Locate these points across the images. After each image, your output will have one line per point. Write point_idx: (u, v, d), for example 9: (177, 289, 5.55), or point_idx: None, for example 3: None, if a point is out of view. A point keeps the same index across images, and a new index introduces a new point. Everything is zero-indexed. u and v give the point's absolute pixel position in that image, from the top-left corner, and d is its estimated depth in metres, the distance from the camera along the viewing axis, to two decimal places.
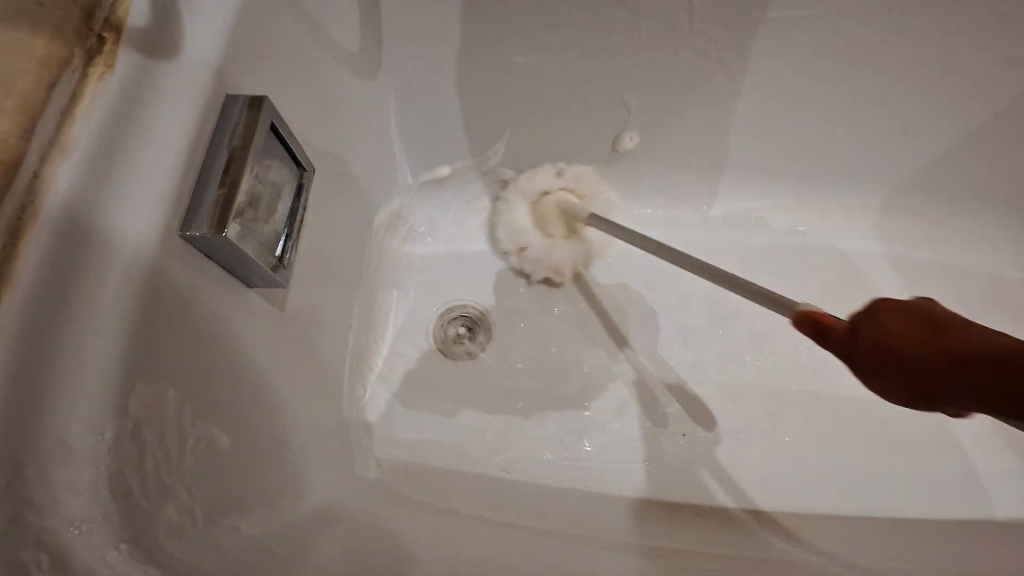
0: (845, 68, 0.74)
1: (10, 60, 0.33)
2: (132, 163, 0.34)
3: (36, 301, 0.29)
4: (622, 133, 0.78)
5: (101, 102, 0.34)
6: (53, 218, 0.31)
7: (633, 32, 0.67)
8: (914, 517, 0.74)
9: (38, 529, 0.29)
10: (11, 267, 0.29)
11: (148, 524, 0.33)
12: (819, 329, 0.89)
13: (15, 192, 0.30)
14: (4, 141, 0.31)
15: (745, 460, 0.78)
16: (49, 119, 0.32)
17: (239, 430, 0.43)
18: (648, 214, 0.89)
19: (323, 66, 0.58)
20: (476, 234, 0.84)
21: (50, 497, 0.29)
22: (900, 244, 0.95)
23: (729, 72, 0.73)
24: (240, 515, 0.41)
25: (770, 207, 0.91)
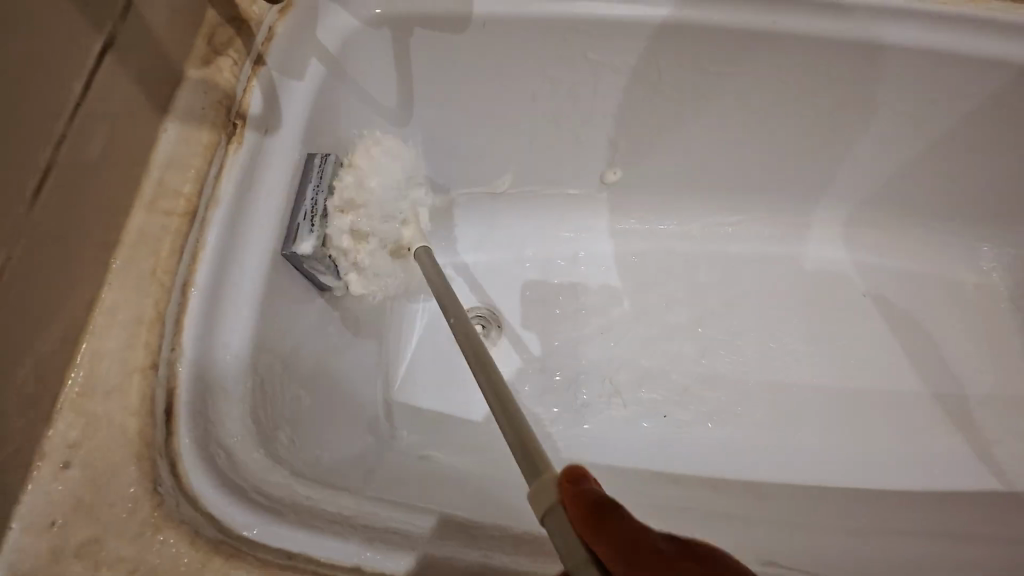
0: (794, 109, 0.88)
1: (184, 145, 0.48)
2: (258, 206, 0.49)
3: (208, 298, 0.44)
4: (608, 169, 0.95)
5: (239, 167, 0.49)
6: (216, 244, 0.46)
7: (615, 85, 0.83)
8: (848, 488, 0.91)
9: (217, 436, 0.41)
10: (194, 276, 0.44)
11: (274, 442, 0.46)
12: (787, 327, 1.03)
13: (195, 230, 0.45)
14: (188, 199, 0.46)
15: (716, 438, 0.94)
16: (210, 181, 0.47)
17: (319, 394, 0.59)
18: (636, 228, 1.04)
19: (368, 118, 0.75)
20: (491, 249, 1.00)
21: (220, 417, 0.42)
22: (862, 251, 1.08)
23: (698, 112, 0.88)
24: (325, 453, 0.54)
25: (743, 222, 1.05)
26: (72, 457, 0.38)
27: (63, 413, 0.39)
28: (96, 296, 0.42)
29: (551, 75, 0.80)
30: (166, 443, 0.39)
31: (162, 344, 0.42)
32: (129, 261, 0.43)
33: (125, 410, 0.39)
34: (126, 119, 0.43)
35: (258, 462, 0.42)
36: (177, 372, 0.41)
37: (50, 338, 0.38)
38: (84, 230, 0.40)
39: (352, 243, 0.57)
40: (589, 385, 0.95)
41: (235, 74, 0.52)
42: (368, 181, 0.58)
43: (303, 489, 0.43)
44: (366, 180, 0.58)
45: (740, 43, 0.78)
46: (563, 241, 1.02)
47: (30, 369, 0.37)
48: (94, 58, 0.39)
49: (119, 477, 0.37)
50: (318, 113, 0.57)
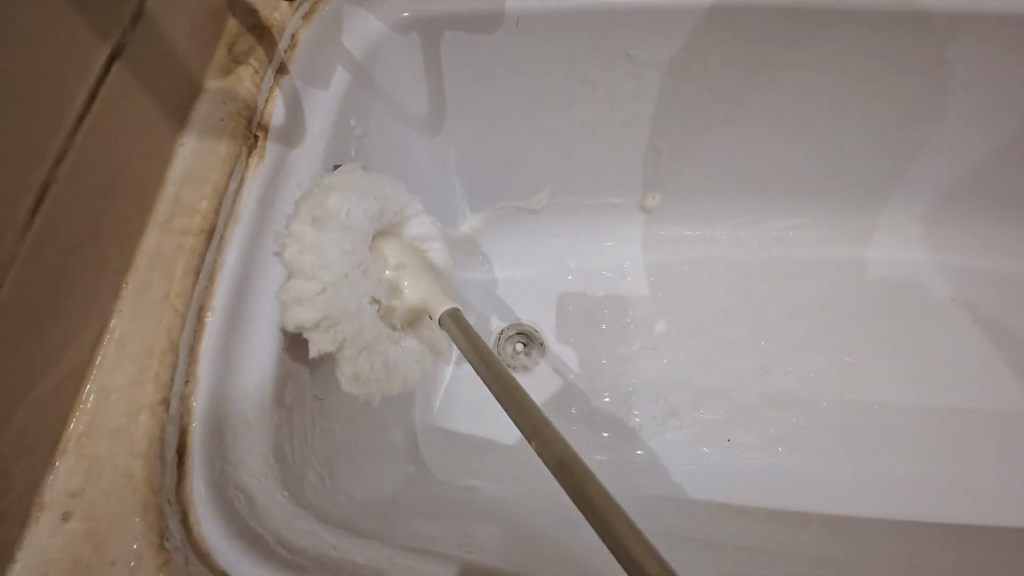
0: (863, 94, 0.79)
1: (202, 159, 0.45)
2: (280, 223, 0.45)
3: (223, 326, 0.40)
4: (646, 195, 0.91)
5: (259, 181, 0.45)
6: (234, 268, 0.42)
7: (660, 84, 0.77)
8: (945, 523, 0.80)
9: (234, 479, 0.37)
10: (210, 302, 0.40)
11: (299, 482, 0.42)
12: (862, 341, 0.92)
13: (212, 250, 0.42)
14: (206, 216, 0.43)
15: (786, 466, 0.84)
16: (229, 198, 0.44)
17: (355, 423, 0.54)
18: (685, 236, 0.95)
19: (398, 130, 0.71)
20: (529, 262, 0.94)
21: (238, 457, 0.38)
22: (945, 253, 0.96)
23: (752, 106, 0.80)
24: (355, 489, 0.50)
25: (803, 225, 0.95)
26: (73, 507, 0.34)
27: (66, 457, 0.35)
28: (106, 326, 0.38)
29: (587, 75, 0.75)
30: (176, 489, 0.35)
31: (173, 375, 0.38)
32: (141, 287, 0.40)
33: (132, 453, 0.35)
34: (138, 135, 0.40)
35: (282, 507, 0.38)
36: (193, 408, 0.38)
37: (53, 374, 0.35)
38: (92, 254, 0.37)
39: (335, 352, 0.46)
40: (641, 406, 0.87)
41: (256, 84, 0.48)
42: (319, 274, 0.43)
43: (331, 538, 0.39)
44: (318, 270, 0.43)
45: (800, 27, 0.71)
46: (607, 253, 0.95)
47: (30, 412, 0.33)
48: (100, 68, 0.36)
49: (123, 530, 0.33)
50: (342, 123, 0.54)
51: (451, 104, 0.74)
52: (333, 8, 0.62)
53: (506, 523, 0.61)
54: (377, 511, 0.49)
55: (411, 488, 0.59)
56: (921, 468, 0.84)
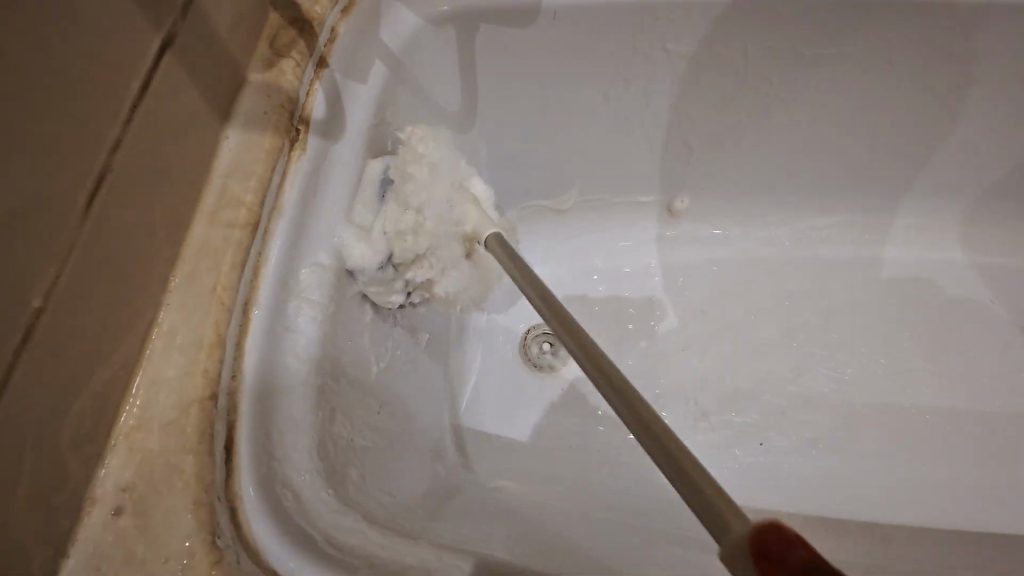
0: (904, 89, 0.77)
1: (246, 151, 0.44)
2: (320, 218, 0.45)
3: (267, 321, 0.40)
4: (674, 199, 0.90)
5: (303, 174, 0.45)
6: (278, 261, 0.42)
7: (695, 80, 0.76)
8: (986, 530, 0.78)
9: (282, 475, 0.37)
10: (254, 296, 0.40)
11: (342, 480, 0.41)
12: (898, 344, 0.89)
13: (257, 243, 0.41)
14: (251, 209, 0.42)
15: (821, 471, 0.82)
16: (273, 190, 0.43)
17: (392, 422, 0.54)
18: (715, 235, 0.94)
19: (430, 126, 0.70)
20: (556, 261, 0.92)
21: (284, 453, 0.38)
22: (984, 254, 0.93)
23: (788, 103, 0.79)
24: (393, 487, 0.49)
25: (836, 224, 0.93)
26: (125, 502, 0.33)
27: (117, 451, 0.35)
28: (155, 319, 0.38)
29: (621, 70, 0.74)
30: (226, 486, 0.35)
31: (221, 370, 0.37)
32: (189, 280, 0.39)
33: (182, 448, 0.35)
34: (186, 125, 0.40)
35: (328, 505, 0.38)
36: (241, 403, 0.37)
37: (106, 367, 0.34)
38: (143, 246, 0.37)
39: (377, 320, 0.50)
40: (670, 407, 0.85)
41: (298, 77, 0.48)
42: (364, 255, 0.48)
43: (378, 536, 0.38)
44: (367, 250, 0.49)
45: (841, 21, 0.69)
46: (636, 252, 0.94)
47: (84, 405, 0.33)
48: (152, 57, 0.36)
49: (174, 526, 0.33)
50: (380, 118, 0.54)
51: (484, 99, 0.73)
52: (368, 3, 0.62)
53: (539, 524, 0.60)
54: (416, 510, 0.48)
55: (444, 488, 0.59)
56: (961, 475, 0.82)
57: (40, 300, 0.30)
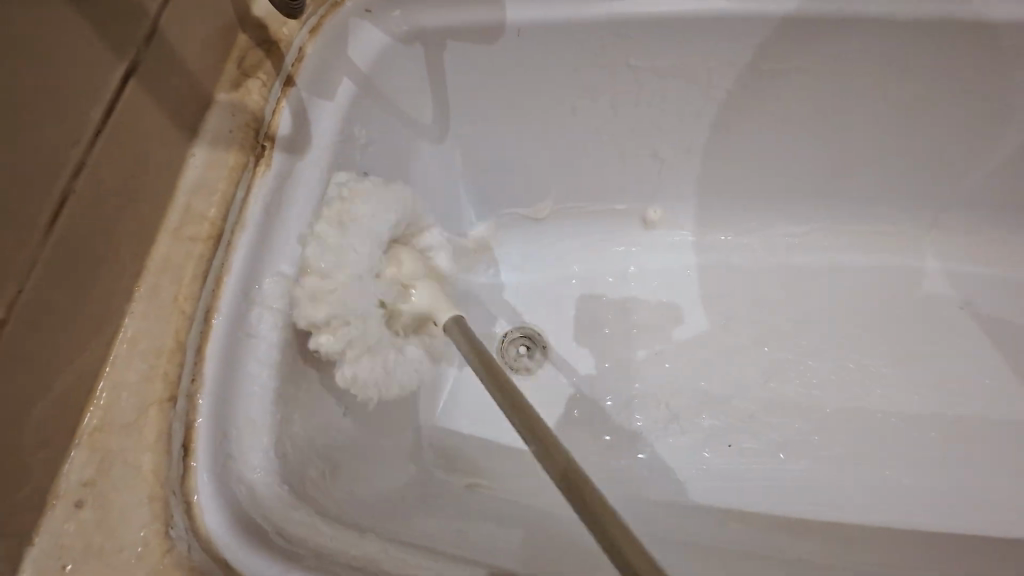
0: (866, 102, 0.79)
1: (212, 167, 0.47)
2: (282, 230, 0.48)
3: (227, 329, 0.43)
4: (647, 211, 0.93)
5: (266, 189, 0.48)
6: (239, 271, 0.44)
7: (662, 93, 0.78)
8: (947, 531, 0.80)
9: (237, 473, 0.40)
10: (215, 305, 0.43)
11: (300, 477, 0.44)
12: (866, 349, 0.91)
13: (218, 255, 0.44)
14: (214, 223, 0.45)
15: (788, 473, 0.84)
16: (235, 205, 0.46)
17: (358, 423, 0.56)
18: (690, 241, 0.96)
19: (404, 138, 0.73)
20: (535, 266, 0.95)
21: (240, 452, 0.40)
22: (954, 261, 0.95)
23: (755, 115, 0.81)
24: (355, 485, 0.52)
25: (808, 232, 0.95)
26: (85, 497, 0.36)
27: (80, 450, 0.37)
28: (120, 326, 0.41)
29: (590, 85, 0.76)
30: (181, 483, 0.37)
31: (181, 373, 0.40)
32: (152, 289, 0.42)
33: (142, 447, 0.38)
34: (150, 146, 0.42)
35: (283, 501, 0.40)
36: (198, 406, 0.40)
37: (70, 373, 0.37)
38: (107, 259, 0.39)
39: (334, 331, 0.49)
40: (642, 409, 0.88)
41: (264, 96, 0.51)
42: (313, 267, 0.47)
43: (327, 530, 0.41)
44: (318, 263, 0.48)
45: (801, 38, 0.72)
46: (612, 258, 0.96)
47: (49, 408, 0.36)
48: (117, 84, 0.39)
49: (129, 520, 0.35)
50: (347, 133, 0.57)
51: (458, 113, 0.76)
52: (341, 22, 0.65)
53: (499, 522, 0.62)
54: (376, 507, 0.51)
55: (411, 486, 0.61)
56: (924, 476, 0.84)
57: (5, 312, 0.32)
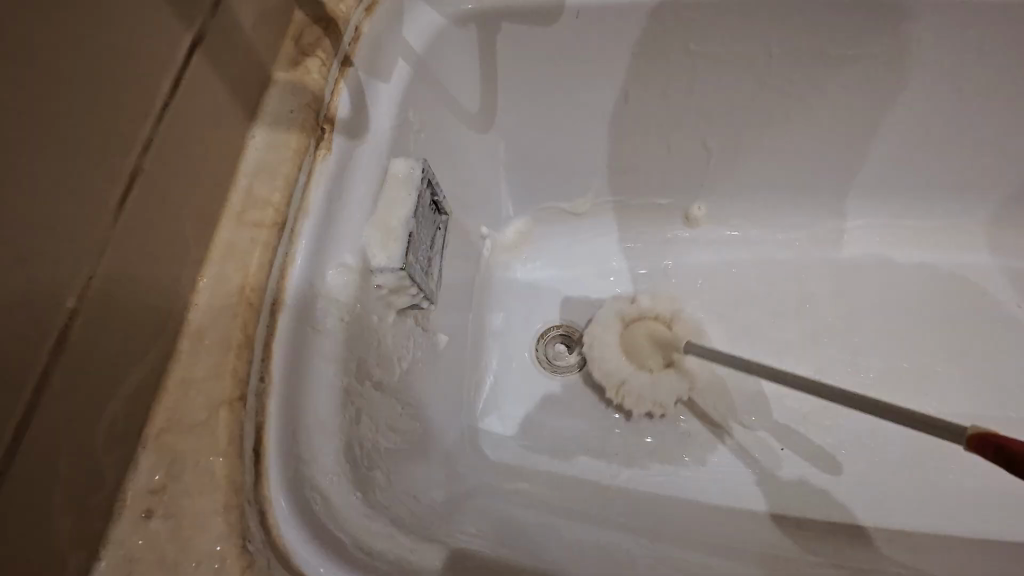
0: (928, 90, 0.76)
1: (274, 151, 0.44)
2: (346, 216, 0.44)
3: (295, 322, 0.40)
4: (692, 207, 0.90)
5: (328, 173, 0.45)
6: (305, 259, 0.42)
7: (716, 80, 0.75)
8: None
9: (310, 479, 0.37)
10: (282, 296, 0.40)
11: (370, 484, 0.41)
12: (919, 350, 0.87)
13: (284, 243, 0.41)
14: (279, 208, 0.42)
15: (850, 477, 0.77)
16: (299, 189, 0.43)
17: (412, 425, 0.53)
18: (733, 236, 0.92)
19: (449, 126, 0.70)
20: (574, 261, 0.91)
21: (312, 456, 0.37)
22: (1012, 259, 0.91)
23: (810, 104, 0.78)
24: (414, 492, 0.48)
25: (856, 228, 0.92)
26: (153, 506, 0.34)
27: (146, 453, 0.35)
28: (184, 319, 0.39)
29: (641, 70, 0.73)
30: (254, 489, 0.35)
31: (250, 371, 0.38)
32: (217, 279, 0.40)
33: (212, 450, 0.35)
34: (212, 127, 0.40)
35: (356, 510, 0.37)
36: (268, 405, 0.37)
37: (137, 370, 0.35)
38: (172, 249, 0.37)
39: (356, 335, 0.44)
40: (690, 408, 0.80)
41: (324, 76, 0.48)
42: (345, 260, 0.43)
43: (406, 540, 0.38)
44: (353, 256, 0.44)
45: (867, 19, 0.68)
46: (652, 253, 0.92)
47: (116, 406, 0.34)
48: (181, 59, 0.36)
49: (203, 528, 0.33)
50: (405, 118, 0.52)
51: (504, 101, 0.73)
52: None
53: (549, 532, 0.58)
54: (436, 517, 0.47)
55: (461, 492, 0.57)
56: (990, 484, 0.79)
57: (73, 300, 0.30)
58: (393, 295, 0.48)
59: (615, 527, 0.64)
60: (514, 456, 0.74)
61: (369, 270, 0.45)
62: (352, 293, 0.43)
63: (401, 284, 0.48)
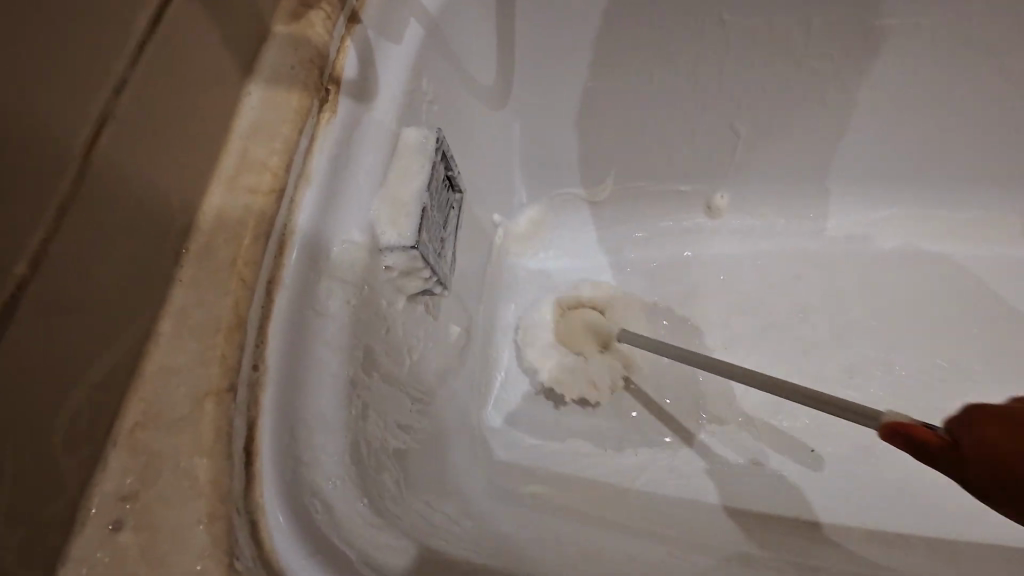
0: (993, 66, 0.68)
1: (272, 111, 0.39)
2: (352, 186, 0.39)
3: (293, 303, 0.35)
4: (714, 198, 0.82)
5: (333, 138, 0.40)
6: (306, 233, 0.37)
7: (750, 56, 0.68)
8: None
9: (311, 482, 0.33)
10: (279, 274, 0.35)
11: (376, 488, 0.37)
12: (984, 356, 0.77)
13: (283, 214, 0.37)
14: (276, 175, 0.37)
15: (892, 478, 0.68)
16: (300, 154, 0.38)
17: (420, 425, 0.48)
18: (769, 225, 0.83)
19: (463, 100, 0.64)
20: (590, 251, 0.83)
21: (312, 456, 0.34)
22: None
23: (856, 83, 0.70)
24: (419, 501, 0.43)
25: (910, 220, 0.81)
26: (123, 515, 0.30)
27: (116, 453, 0.31)
28: (165, 298, 0.34)
29: (668, 44, 0.67)
30: (244, 496, 0.31)
31: (241, 358, 0.33)
32: (204, 253, 0.35)
33: (192, 449, 0.31)
34: (198, 81, 0.36)
35: (362, 515, 0.34)
36: (263, 397, 0.33)
37: (108, 355, 0.31)
38: (150, 219, 0.33)
39: (361, 322, 0.39)
40: (713, 406, 0.72)
41: (328, 30, 0.43)
42: (350, 237, 0.38)
43: (417, 550, 0.35)
44: (359, 232, 0.39)
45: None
46: (677, 241, 0.83)
47: (82, 394, 0.30)
48: (156, 7, 0.32)
49: (180, 539, 0.29)
50: (416, 84, 0.47)
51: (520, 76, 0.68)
52: None
53: (563, 551, 0.51)
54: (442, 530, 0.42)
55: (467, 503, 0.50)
56: None
57: (25, 267, 0.27)
58: (403, 278, 0.43)
59: (631, 540, 0.57)
60: (524, 461, 0.68)
61: (375, 248, 0.40)
62: (356, 273, 0.38)
63: (413, 267, 0.43)
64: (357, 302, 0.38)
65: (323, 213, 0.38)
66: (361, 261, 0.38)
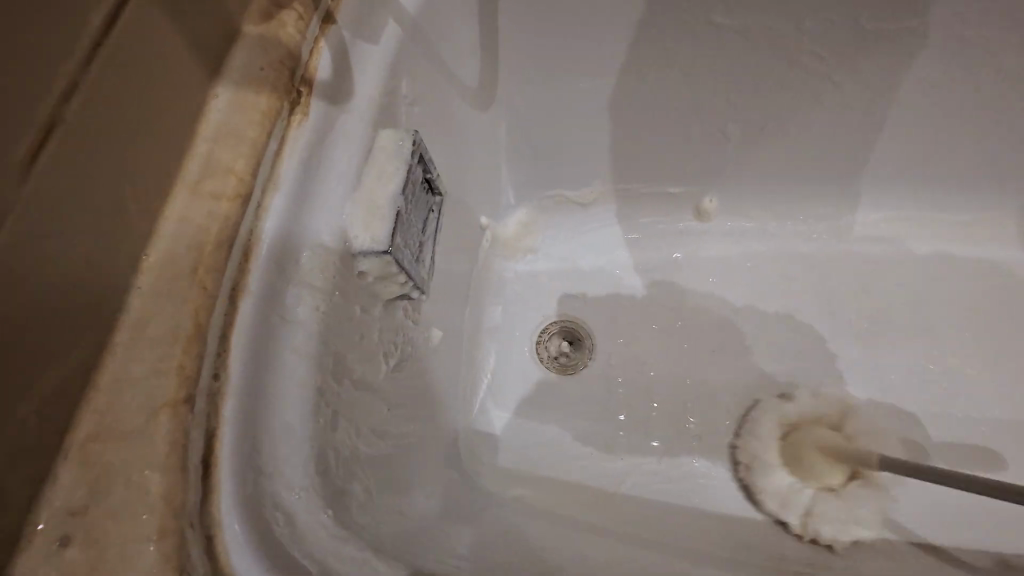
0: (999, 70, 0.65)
1: (240, 113, 0.39)
2: (323, 190, 0.39)
3: (256, 310, 0.34)
4: (701, 201, 0.81)
5: (303, 141, 0.39)
6: (272, 238, 0.36)
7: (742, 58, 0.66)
8: None
9: (273, 493, 0.33)
10: (243, 281, 0.34)
11: (343, 497, 0.37)
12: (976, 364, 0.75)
13: (248, 219, 0.36)
14: (241, 179, 0.37)
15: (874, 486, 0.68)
16: (267, 158, 0.38)
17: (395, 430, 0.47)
18: (759, 226, 0.82)
19: (447, 99, 0.63)
20: (578, 252, 0.82)
21: (274, 466, 0.33)
22: None
23: (853, 85, 0.68)
24: (390, 507, 0.42)
25: (904, 221, 0.80)
26: (74, 528, 0.29)
27: (70, 464, 0.30)
28: (124, 306, 0.34)
29: (659, 44, 0.66)
30: (200, 508, 0.30)
31: (201, 367, 0.32)
32: (165, 259, 0.35)
33: (147, 460, 0.30)
34: (160, 84, 0.35)
35: (325, 527, 0.34)
36: (223, 407, 0.32)
37: (62, 364, 0.31)
38: (107, 225, 0.32)
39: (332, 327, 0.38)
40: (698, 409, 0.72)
41: (300, 30, 0.42)
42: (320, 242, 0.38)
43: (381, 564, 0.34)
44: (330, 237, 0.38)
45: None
46: (665, 242, 0.83)
47: (33, 405, 0.29)
48: (111, 8, 0.31)
49: (131, 552, 0.29)
50: (393, 85, 0.46)
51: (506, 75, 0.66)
52: None
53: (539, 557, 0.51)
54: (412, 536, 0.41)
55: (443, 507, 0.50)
56: None
57: None
58: (377, 282, 0.43)
59: (610, 546, 0.57)
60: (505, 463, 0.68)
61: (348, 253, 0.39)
62: (326, 279, 0.38)
63: (388, 271, 0.42)
64: (327, 308, 0.38)
65: (290, 219, 0.37)
66: (332, 266, 0.38)
